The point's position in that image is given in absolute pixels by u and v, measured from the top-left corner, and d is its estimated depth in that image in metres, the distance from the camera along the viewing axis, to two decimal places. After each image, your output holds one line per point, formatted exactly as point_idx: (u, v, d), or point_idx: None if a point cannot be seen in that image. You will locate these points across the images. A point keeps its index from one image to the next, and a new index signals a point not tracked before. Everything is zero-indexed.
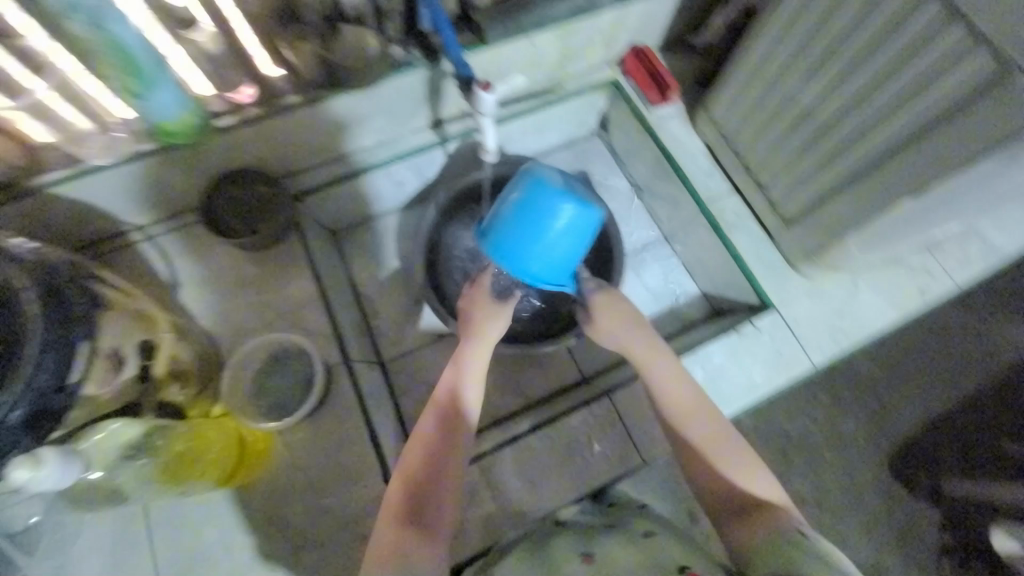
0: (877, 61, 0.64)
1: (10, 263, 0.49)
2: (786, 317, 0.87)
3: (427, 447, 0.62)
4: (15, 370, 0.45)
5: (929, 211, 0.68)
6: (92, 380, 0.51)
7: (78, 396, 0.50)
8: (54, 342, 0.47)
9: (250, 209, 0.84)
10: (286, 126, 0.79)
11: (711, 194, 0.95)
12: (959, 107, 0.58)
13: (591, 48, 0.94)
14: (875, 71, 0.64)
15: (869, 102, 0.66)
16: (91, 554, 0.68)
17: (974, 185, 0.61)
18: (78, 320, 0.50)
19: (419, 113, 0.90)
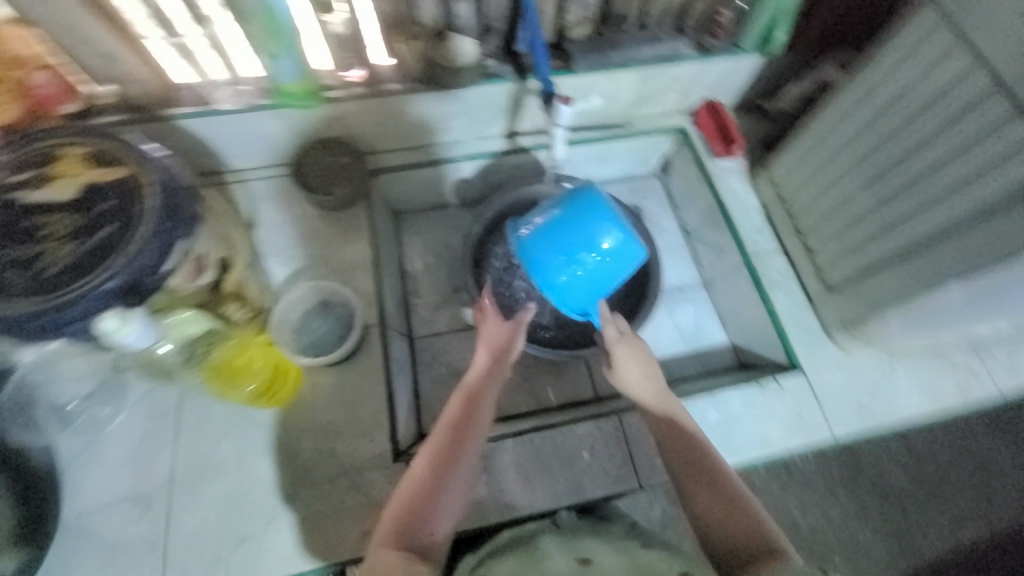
0: (939, 146, 0.66)
1: (142, 164, 0.58)
2: (813, 383, 0.86)
3: (434, 455, 0.62)
4: (125, 247, 0.53)
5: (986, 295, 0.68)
6: (178, 274, 0.58)
7: (165, 283, 0.57)
8: (160, 232, 0.55)
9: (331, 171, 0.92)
10: (381, 108, 0.89)
11: (759, 249, 0.96)
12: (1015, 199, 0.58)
13: (667, 95, 1.01)
14: (938, 155, 0.66)
15: (927, 182, 0.68)
16: (117, 439, 0.74)
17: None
18: (182, 220, 0.57)
19: (497, 121, 0.99)
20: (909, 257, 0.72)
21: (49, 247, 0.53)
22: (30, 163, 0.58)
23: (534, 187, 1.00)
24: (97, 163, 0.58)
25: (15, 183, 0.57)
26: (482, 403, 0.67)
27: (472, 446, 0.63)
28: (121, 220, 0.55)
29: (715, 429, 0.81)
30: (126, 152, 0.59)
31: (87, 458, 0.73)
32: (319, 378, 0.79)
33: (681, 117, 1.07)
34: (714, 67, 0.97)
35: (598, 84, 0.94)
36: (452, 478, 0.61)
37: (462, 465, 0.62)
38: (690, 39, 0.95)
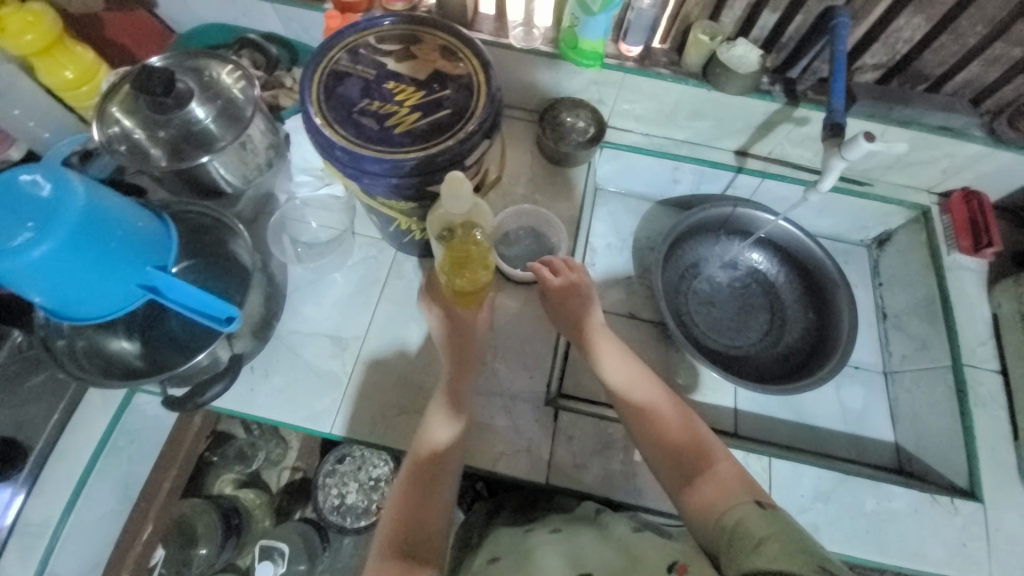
0: None
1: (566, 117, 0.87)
2: (990, 519, 0.77)
3: (566, 294, 0.76)
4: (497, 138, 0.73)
5: None
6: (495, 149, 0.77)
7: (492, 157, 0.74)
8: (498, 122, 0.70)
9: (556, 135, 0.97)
10: (640, 81, 0.92)
11: (974, 362, 0.87)
12: None
13: (929, 167, 0.95)
14: None
15: None
16: (337, 288, 0.85)
17: None
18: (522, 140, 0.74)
19: (735, 136, 0.99)
20: None
21: (397, 112, 0.62)
22: (394, 39, 0.66)
23: (733, 209, 0.99)
24: (446, 55, 0.66)
25: (379, 46, 0.66)
26: (591, 303, 0.75)
27: (586, 295, 0.76)
28: (456, 109, 0.62)
29: (816, 507, 0.75)
30: (473, 53, 0.66)
31: (310, 291, 0.85)
32: (508, 300, 0.86)
33: (929, 197, 1.00)
34: (964, 151, 0.90)
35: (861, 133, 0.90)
36: (580, 299, 0.75)
37: (581, 305, 0.75)
38: (982, 120, 0.89)
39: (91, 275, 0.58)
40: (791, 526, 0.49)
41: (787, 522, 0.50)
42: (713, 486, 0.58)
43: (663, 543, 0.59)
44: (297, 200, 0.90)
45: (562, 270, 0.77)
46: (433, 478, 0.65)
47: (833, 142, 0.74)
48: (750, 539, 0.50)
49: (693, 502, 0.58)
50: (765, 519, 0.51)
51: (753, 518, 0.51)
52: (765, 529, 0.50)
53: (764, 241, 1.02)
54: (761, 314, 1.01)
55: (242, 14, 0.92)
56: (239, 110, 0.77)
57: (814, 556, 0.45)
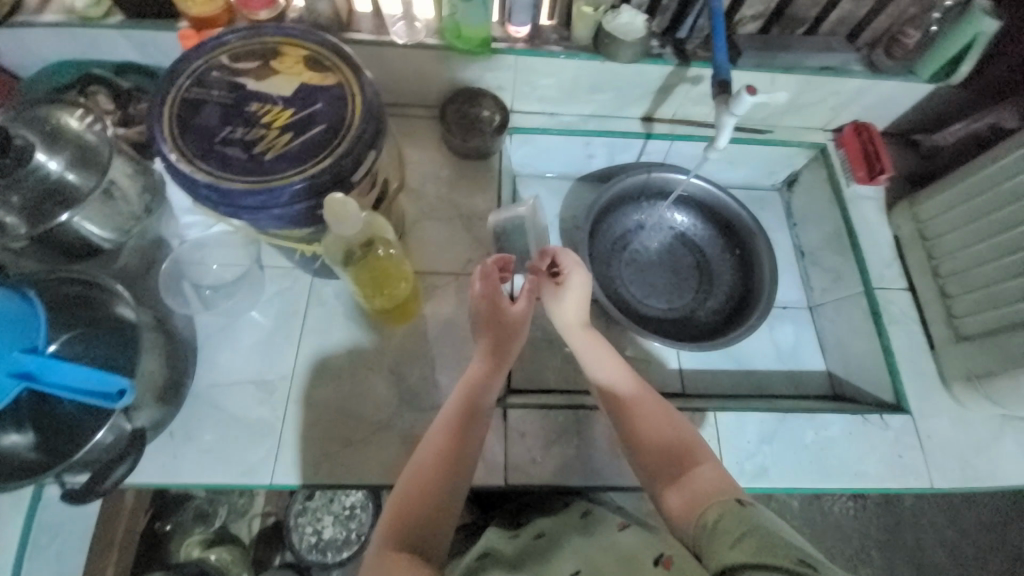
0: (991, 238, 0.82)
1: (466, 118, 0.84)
2: (919, 427, 0.82)
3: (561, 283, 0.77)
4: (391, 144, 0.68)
5: None
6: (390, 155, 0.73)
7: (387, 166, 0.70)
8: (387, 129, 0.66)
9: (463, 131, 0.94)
10: (534, 62, 0.90)
11: (884, 284, 0.92)
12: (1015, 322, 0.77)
13: (820, 106, 0.99)
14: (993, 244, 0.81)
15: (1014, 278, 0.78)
16: (255, 329, 0.80)
17: None
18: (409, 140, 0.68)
19: (639, 104, 0.99)
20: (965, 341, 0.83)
21: (266, 135, 0.57)
22: (251, 55, 0.61)
23: (647, 175, 1.00)
24: (312, 65, 0.61)
25: (235, 65, 0.60)
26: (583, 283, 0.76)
27: (581, 280, 0.76)
28: (331, 122, 0.58)
29: (765, 450, 0.79)
30: (341, 60, 0.61)
31: (224, 338, 0.79)
32: (439, 307, 0.84)
33: (825, 135, 1.05)
34: (847, 87, 0.94)
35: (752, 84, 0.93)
36: (574, 287, 0.76)
37: (570, 290, 0.76)
38: (859, 54, 0.93)
39: None
40: (765, 521, 0.51)
41: (762, 519, 0.50)
42: (695, 482, 0.59)
43: (645, 535, 0.60)
44: (192, 241, 0.82)
45: (546, 263, 0.78)
46: (448, 476, 0.62)
47: (721, 99, 0.75)
48: (729, 536, 0.50)
49: (674, 496, 0.60)
50: (739, 513, 0.52)
51: (733, 517, 0.52)
52: (740, 523, 0.50)
53: (683, 202, 1.04)
54: (691, 273, 1.03)
55: (87, 46, 0.82)
56: (97, 156, 0.69)
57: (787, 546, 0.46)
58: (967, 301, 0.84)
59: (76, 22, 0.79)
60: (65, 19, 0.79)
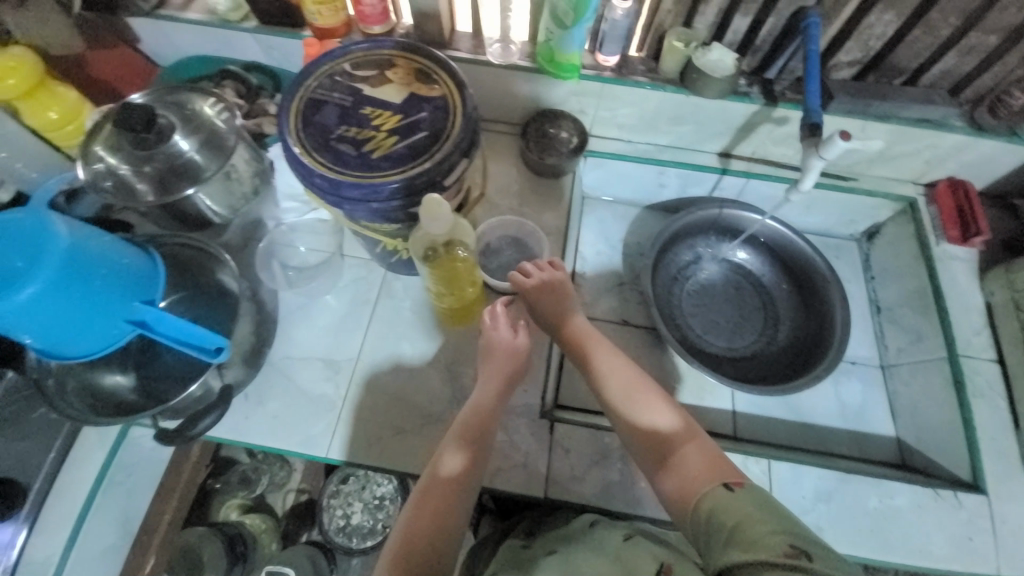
0: None
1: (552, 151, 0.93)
2: (998, 511, 0.76)
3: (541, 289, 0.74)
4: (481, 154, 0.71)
5: None
6: None
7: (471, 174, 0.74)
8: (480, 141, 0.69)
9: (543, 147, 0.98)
10: (619, 91, 0.93)
11: (970, 351, 0.86)
12: None
13: (913, 159, 0.95)
14: None
15: None
16: (328, 310, 0.86)
17: None
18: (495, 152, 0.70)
19: (718, 139, 1.00)
20: None
21: (374, 137, 0.62)
22: (369, 64, 0.67)
23: (719, 210, 1.00)
24: (422, 78, 0.67)
25: (355, 73, 0.67)
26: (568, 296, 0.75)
27: (561, 284, 0.74)
28: (433, 131, 0.63)
29: (817, 507, 0.75)
30: (447, 74, 0.67)
31: (300, 315, 0.85)
32: None
33: (914, 188, 1.01)
34: (946, 141, 0.90)
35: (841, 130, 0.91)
36: (558, 291, 0.74)
37: (552, 295, 0.74)
38: (962, 110, 0.89)
39: (82, 316, 0.58)
40: (758, 505, 0.51)
41: (754, 505, 0.51)
42: (686, 469, 0.59)
43: (652, 546, 0.61)
44: (285, 224, 0.90)
45: (534, 268, 0.76)
46: (449, 506, 0.63)
47: (811, 141, 0.74)
48: (722, 535, 0.50)
49: (670, 485, 0.59)
50: (734, 505, 0.52)
51: (724, 508, 0.52)
52: (732, 514, 0.51)
53: (753, 240, 1.02)
54: (755, 313, 1.01)
55: (221, 44, 0.94)
56: (222, 140, 0.78)
57: (782, 536, 0.47)
58: None
59: (216, 23, 0.90)
60: (207, 19, 0.90)
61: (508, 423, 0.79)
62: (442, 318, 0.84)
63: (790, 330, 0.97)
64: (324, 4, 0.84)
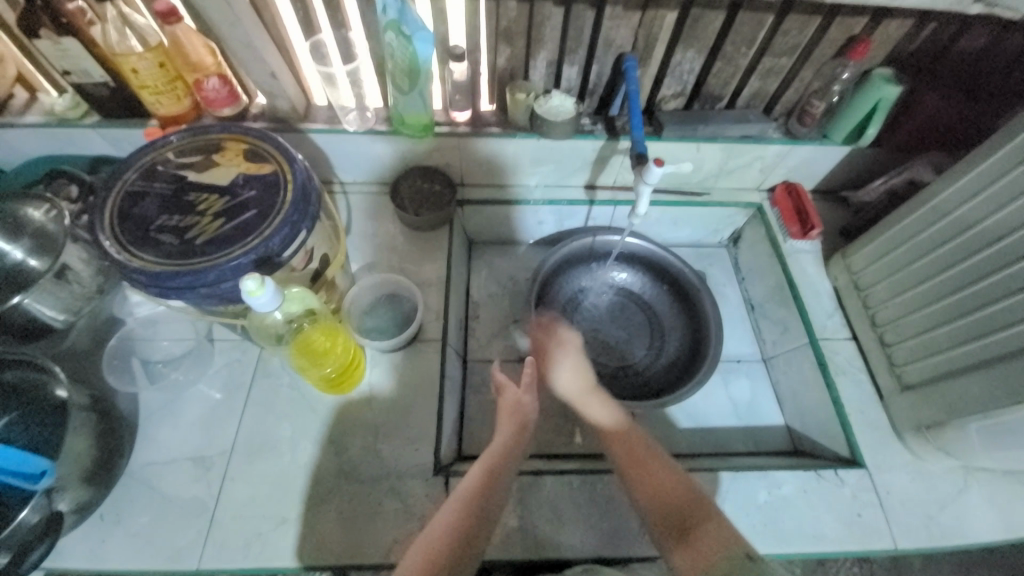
0: (915, 288, 0.82)
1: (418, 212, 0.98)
2: (876, 482, 0.80)
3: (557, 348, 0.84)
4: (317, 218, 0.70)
5: None
6: (325, 222, 0.77)
7: (320, 241, 0.73)
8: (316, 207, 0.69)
9: (426, 201, 1.03)
10: (478, 144, 0.98)
11: (827, 334, 0.94)
12: (946, 372, 0.76)
13: (748, 170, 1.06)
14: (915, 293, 0.82)
15: (942, 326, 0.77)
16: (198, 401, 0.80)
17: None
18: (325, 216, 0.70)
19: (580, 174, 1.06)
20: (910, 390, 0.82)
21: (201, 222, 0.61)
22: (195, 150, 0.67)
23: (591, 239, 1.05)
24: (250, 157, 0.67)
25: (181, 162, 0.66)
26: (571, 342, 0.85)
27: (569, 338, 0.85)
28: (261, 207, 0.63)
29: (713, 513, 0.77)
30: (275, 150, 0.67)
31: (164, 414, 0.79)
32: (384, 374, 0.84)
33: (758, 194, 1.11)
34: (770, 151, 1.01)
35: (680, 153, 1.00)
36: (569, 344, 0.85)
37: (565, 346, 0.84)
38: (778, 123, 1.01)
39: None
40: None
41: None
42: (703, 542, 0.59)
43: None
44: (142, 318, 0.85)
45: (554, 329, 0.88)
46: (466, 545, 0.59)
47: (639, 169, 0.81)
48: None
49: (688, 553, 0.59)
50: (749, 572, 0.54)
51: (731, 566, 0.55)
52: None
53: (630, 262, 1.08)
54: (643, 329, 1.05)
55: (65, 143, 0.91)
56: (56, 241, 0.75)
57: None
58: (904, 350, 0.84)
59: (54, 123, 0.87)
60: (44, 121, 0.87)
61: (400, 490, 0.75)
62: (322, 391, 0.81)
63: (674, 342, 1.02)
64: (163, 93, 0.84)
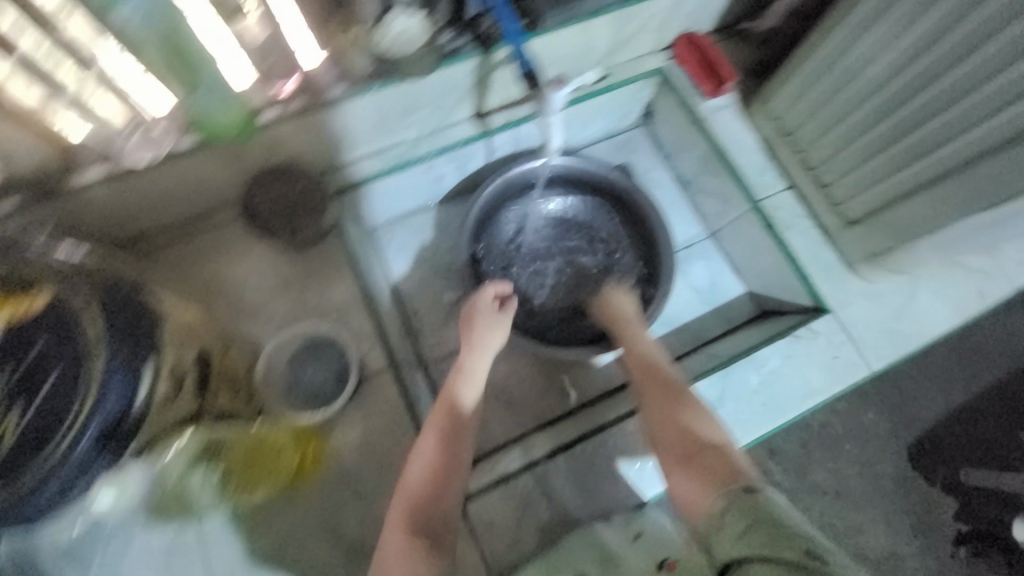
0: (851, 119, 0.78)
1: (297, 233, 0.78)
2: (844, 320, 0.84)
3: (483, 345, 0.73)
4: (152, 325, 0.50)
5: (996, 228, 0.68)
6: (173, 314, 0.57)
7: (178, 350, 0.53)
8: (142, 312, 0.49)
9: (287, 206, 0.79)
10: (329, 118, 0.76)
11: (766, 192, 0.90)
12: (896, 198, 0.77)
13: (643, 34, 0.91)
14: (853, 124, 0.78)
15: (893, 148, 0.75)
16: (142, 566, 0.64)
17: (988, 227, 0.68)
18: (153, 317, 0.50)
19: (463, 104, 0.87)
20: (861, 223, 0.82)
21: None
22: None
23: (503, 180, 0.90)
24: (9, 292, 0.46)
25: None
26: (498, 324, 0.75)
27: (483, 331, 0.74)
28: (68, 357, 0.45)
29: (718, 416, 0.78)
30: (45, 271, 0.48)
31: None
32: (346, 434, 0.72)
33: (660, 56, 0.97)
34: (662, 4, 0.86)
35: (565, 39, 0.84)
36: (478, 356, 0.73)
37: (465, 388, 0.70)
38: None
39: None
40: (780, 516, 0.49)
41: (774, 507, 0.50)
42: (709, 468, 0.58)
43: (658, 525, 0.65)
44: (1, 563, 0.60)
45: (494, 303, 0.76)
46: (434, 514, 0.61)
47: None
48: (740, 526, 0.49)
49: (689, 484, 0.58)
50: (746, 508, 0.51)
51: (726, 500, 0.53)
52: (748, 515, 0.50)
53: (553, 187, 0.97)
54: (590, 253, 0.98)
55: None
56: None
57: (793, 540, 0.46)
58: (844, 187, 0.83)
59: None
60: None
61: None
62: (287, 483, 0.69)
63: (623, 256, 0.96)
64: None
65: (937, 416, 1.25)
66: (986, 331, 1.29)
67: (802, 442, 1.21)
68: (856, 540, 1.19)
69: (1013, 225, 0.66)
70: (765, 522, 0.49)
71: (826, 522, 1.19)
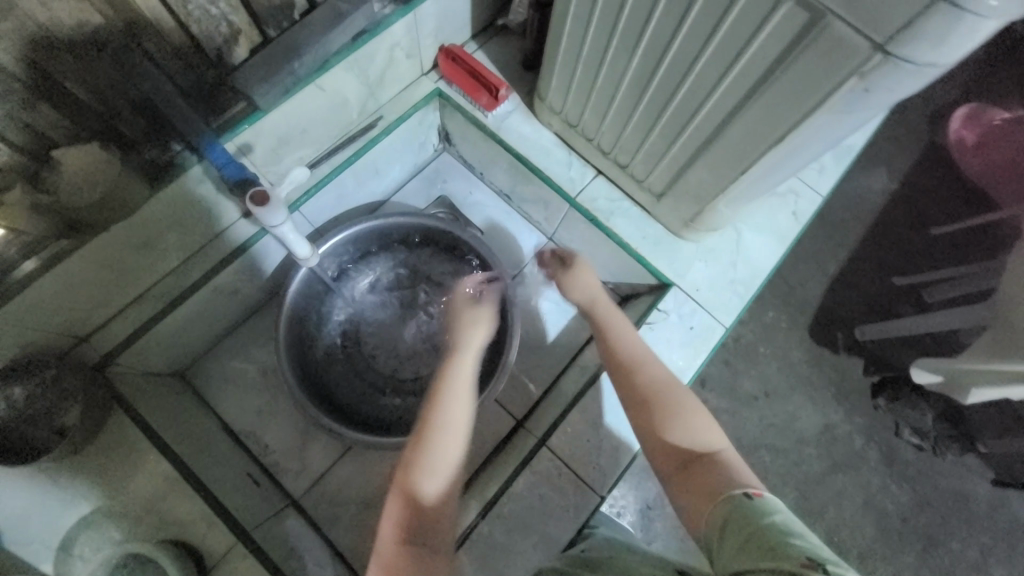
0: (613, 104, 0.74)
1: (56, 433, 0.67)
2: (686, 289, 0.83)
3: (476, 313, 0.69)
4: None
5: (773, 176, 0.66)
6: None
7: None
8: None
9: (40, 409, 0.67)
10: (42, 297, 0.63)
11: (577, 186, 0.88)
12: (679, 170, 0.74)
13: (393, 67, 0.82)
14: (616, 108, 0.74)
15: (654, 128, 0.71)
16: None
17: (765, 177, 0.66)
18: None
19: (218, 212, 0.74)
20: (666, 195, 0.80)
21: None
22: None
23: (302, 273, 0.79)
24: None
25: None
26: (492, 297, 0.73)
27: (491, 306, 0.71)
28: None
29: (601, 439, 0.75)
30: None
31: None
32: None
33: (429, 79, 0.90)
34: (393, 34, 0.76)
35: (305, 105, 0.73)
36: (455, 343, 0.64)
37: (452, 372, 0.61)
38: None
39: None
40: (766, 523, 0.45)
41: (772, 514, 0.45)
42: (704, 483, 0.52)
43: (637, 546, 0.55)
44: None
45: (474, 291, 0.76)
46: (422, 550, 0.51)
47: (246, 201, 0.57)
48: (729, 538, 0.46)
49: (685, 499, 0.53)
50: (740, 516, 0.46)
51: (720, 509, 0.48)
52: (750, 525, 0.45)
53: (366, 255, 0.88)
54: (435, 305, 0.90)
55: None
56: None
57: (788, 548, 0.41)
58: (640, 166, 0.80)
59: None
60: None
61: None
62: None
63: (468, 298, 0.90)
64: None
65: (820, 307, 1.32)
66: (836, 210, 1.37)
67: (723, 362, 1.29)
68: (792, 428, 1.26)
69: (787, 169, 0.65)
70: (764, 535, 0.43)
71: (765, 421, 1.26)
